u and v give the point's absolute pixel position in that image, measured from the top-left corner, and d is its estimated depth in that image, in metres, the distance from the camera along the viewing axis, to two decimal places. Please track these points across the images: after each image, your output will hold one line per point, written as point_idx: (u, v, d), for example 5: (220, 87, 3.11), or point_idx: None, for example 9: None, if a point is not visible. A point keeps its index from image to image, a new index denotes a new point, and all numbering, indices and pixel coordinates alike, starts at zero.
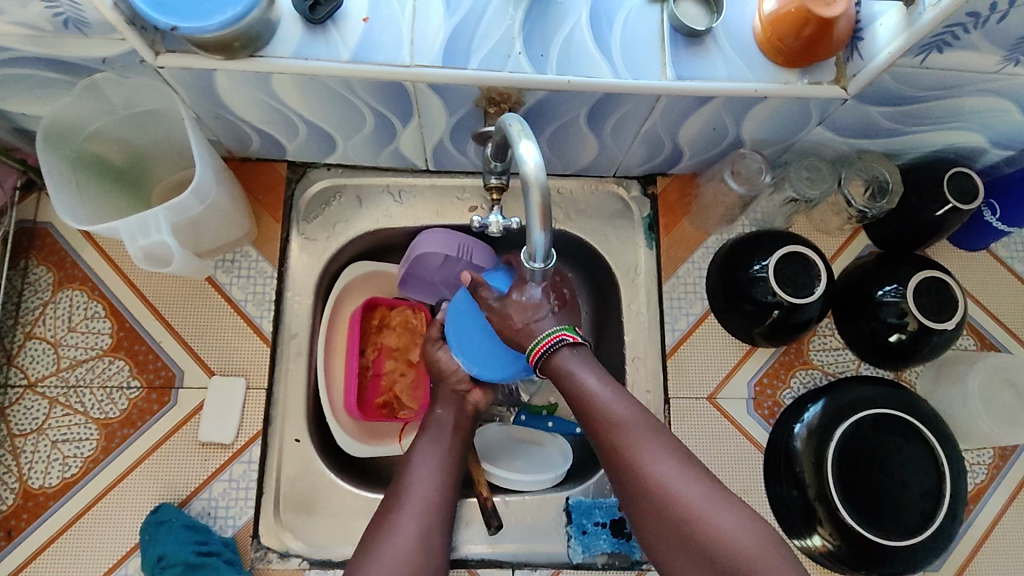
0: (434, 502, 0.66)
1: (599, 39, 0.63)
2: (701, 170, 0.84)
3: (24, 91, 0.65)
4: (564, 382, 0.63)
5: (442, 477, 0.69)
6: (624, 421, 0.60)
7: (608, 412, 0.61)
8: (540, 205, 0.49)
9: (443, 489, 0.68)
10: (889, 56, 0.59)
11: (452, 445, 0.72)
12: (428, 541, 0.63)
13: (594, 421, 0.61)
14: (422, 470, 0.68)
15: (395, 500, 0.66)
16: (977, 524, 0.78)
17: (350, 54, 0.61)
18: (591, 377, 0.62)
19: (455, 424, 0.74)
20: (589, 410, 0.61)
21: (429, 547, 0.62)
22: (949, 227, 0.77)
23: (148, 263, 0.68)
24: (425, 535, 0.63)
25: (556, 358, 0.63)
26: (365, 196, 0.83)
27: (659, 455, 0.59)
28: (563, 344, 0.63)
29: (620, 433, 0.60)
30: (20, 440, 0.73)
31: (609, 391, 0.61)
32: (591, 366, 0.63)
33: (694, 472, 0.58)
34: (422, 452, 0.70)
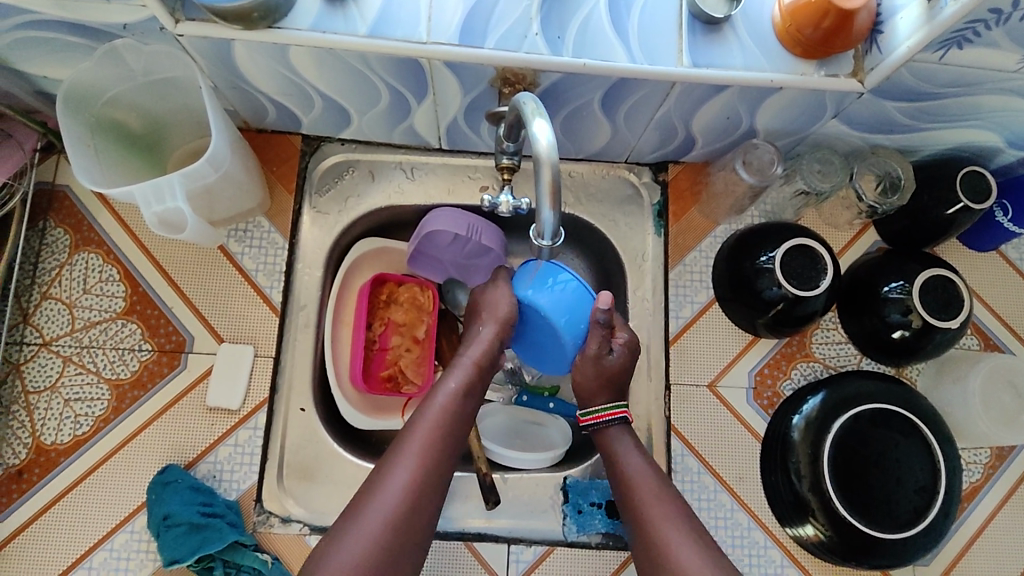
0: (442, 440, 0.65)
1: (617, 22, 0.63)
2: (712, 159, 0.84)
3: (47, 54, 0.65)
4: (610, 456, 0.71)
5: (455, 415, 0.67)
6: (657, 499, 0.66)
7: (645, 494, 0.67)
8: (550, 184, 0.50)
9: (453, 427, 0.67)
10: (908, 50, 0.59)
11: (471, 382, 0.70)
12: (429, 478, 0.63)
13: (630, 496, 0.67)
14: (435, 406, 0.67)
15: (402, 435, 0.65)
16: (970, 522, 0.79)
17: (368, 29, 0.61)
18: (635, 458, 0.69)
19: (478, 362, 0.72)
20: (628, 485, 0.68)
21: (429, 484, 0.63)
22: (959, 226, 0.77)
23: (161, 228, 0.69)
24: (427, 473, 0.63)
25: (608, 433, 0.72)
26: (378, 172, 0.84)
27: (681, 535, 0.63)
28: (619, 420, 0.72)
29: (650, 510, 0.65)
30: (34, 396, 0.75)
31: (649, 472, 0.68)
32: (638, 448, 0.70)
33: (711, 554, 0.62)
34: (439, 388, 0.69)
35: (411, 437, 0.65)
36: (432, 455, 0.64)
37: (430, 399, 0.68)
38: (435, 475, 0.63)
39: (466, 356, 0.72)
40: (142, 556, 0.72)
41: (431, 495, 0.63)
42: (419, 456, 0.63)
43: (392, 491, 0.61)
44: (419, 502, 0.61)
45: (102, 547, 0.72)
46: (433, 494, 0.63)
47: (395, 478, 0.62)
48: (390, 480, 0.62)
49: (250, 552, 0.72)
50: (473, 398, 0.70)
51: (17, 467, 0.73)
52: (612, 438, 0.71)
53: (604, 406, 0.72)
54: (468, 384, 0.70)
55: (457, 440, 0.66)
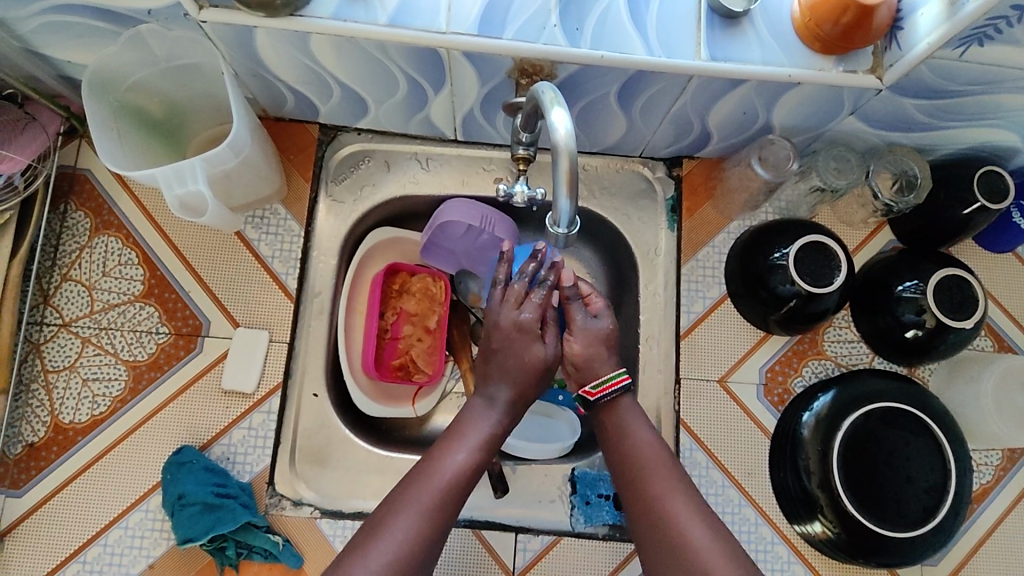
0: (441, 511, 0.62)
1: (636, 15, 0.64)
2: (727, 155, 0.84)
3: (73, 38, 0.67)
4: (615, 429, 0.70)
5: (458, 488, 0.63)
6: (665, 472, 0.66)
7: (645, 459, 0.67)
8: (568, 174, 0.50)
9: (455, 499, 0.63)
10: (929, 46, 0.59)
11: (481, 453, 0.67)
12: (422, 551, 0.60)
13: (634, 469, 0.67)
14: (440, 474, 0.63)
15: (401, 497, 0.62)
16: (980, 523, 0.79)
17: (388, 18, 0.62)
18: (640, 432, 0.69)
19: (490, 435, 0.68)
20: (632, 457, 0.68)
21: (421, 556, 0.59)
22: (976, 226, 0.77)
23: (183, 212, 0.70)
24: (420, 546, 0.59)
25: (614, 401, 0.71)
26: (393, 162, 0.85)
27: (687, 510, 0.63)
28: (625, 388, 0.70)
29: (654, 483, 0.65)
30: (54, 376, 0.76)
31: (654, 446, 0.68)
32: (645, 421, 0.70)
33: (721, 536, 0.61)
34: (447, 455, 0.65)
35: (411, 503, 0.61)
36: (429, 525, 0.60)
37: (436, 466, 0.64)
38: (427, 550, 0.60)
39: (480, 425, 0.68)
40: (156, 534, 0.73)
41: (420, 569, 0.59)
42: (416, 525, 0.60)
43: (383, 557, 0.58)
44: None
45: (117, 525, 0.73)
46: (423, 569, 0.59)
47: (388, 544, 0.58)
48: (383, 543, 0.59)
49: (262, 533, 0.73)
50: (479, 470, 0.66)
51: (35, 445, 0.75)
52: (620, 409, 0.71)
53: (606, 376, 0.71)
54: (478, 455, 0.66)
55: (454, 513, 0.63)
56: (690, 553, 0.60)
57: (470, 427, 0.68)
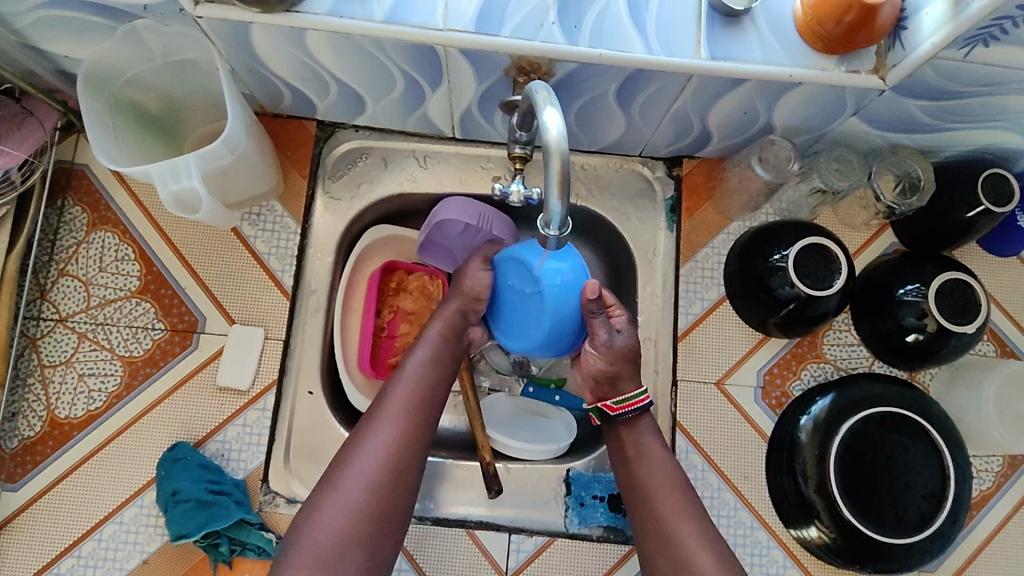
0: (413, 415, 0.66)
1: (635, 13, 0.63)
2: (728, 155, 0.83)
3: (69, 33, 0.66)
4: (629, 448, 0.70)
5: (425, 391, 0.68)
6: (674, 494, 0.66)
7: (652, 475, 0.68)
8: (559, 174, 0.50)
9: (427, 399, 0.68)
10: (933, 47, 0.58)
11: (441, 358, 0.72)
12: (402, 454, 0.64)
13: (645, 492, 0.67)
14: (404, 382, 0.68)
15: (375, 410, 0.66)
16: (979, 529, 0.78)
17: (384, 15, 0.61)
18: (654, 452, 0.69)
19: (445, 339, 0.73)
20: (645, 479, 0.68)
21: (403, 458, 0.64)
22: (980, 229, 0.75)
23: (177, 208, 0.70)
24: (399, 447, 0.64)
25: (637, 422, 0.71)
26: (391, 159, 0.84)
27: (693, 532, 0.64)
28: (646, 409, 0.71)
29: (665, 506, 0.66)
30: (50, 371, 0.76)
31: (668, 467, 0.68)
32: (659, 440, 0.70)
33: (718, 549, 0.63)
34: (407, 363, 0.70)
35: (383, 413, 0.66)
36: (403, 429, 0.65)
37: (399, 376, 0.69)
38: (407, 449, 0.65)
39: (433, 333, 0.74)
40: (150, 530, 0.73)
41: (405, 468, 0.64)
42: (390, 433, 0.65)
43: (366, 466, 0.63)
44: (394, 475, 0.63)
45: (112, 520, 0.73)
46: (409, 468, 0.64)
47: (368, 453, 0.63)
48: (365, 453, 0.63)
49: (255, 531, 0.73)
50: (444, 372, 0.71)
51: (31, 440, 0.75)
52: (637, 429, 0.71)
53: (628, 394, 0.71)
54: (437, 357, 0.72)
55: (429, 414, 0.67)
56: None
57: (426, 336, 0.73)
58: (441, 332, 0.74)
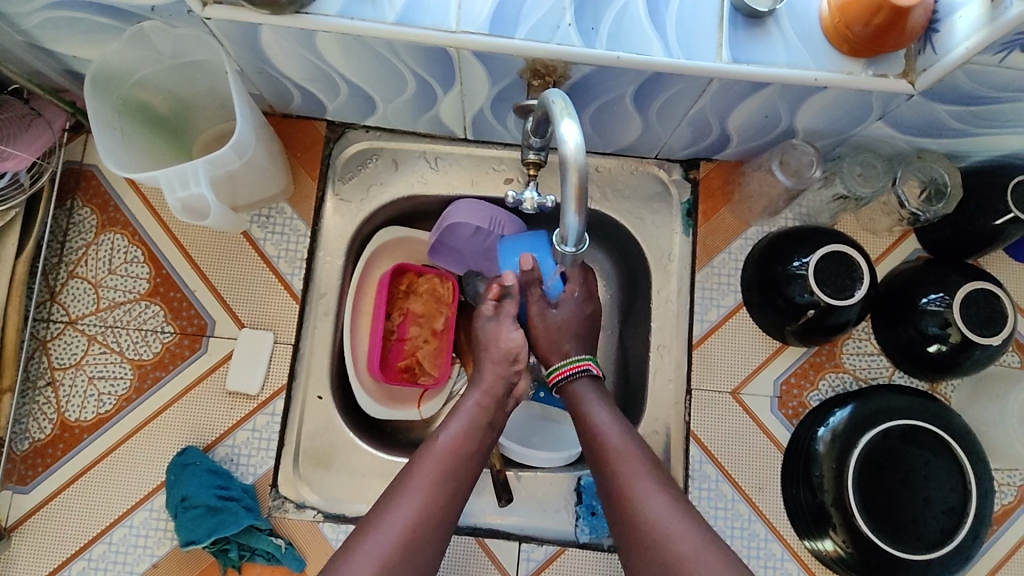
0: (448, 482, 0.63)
1: (654, 14, 0.61)
2: (747, 158, 0.81)
3: (76, 35, 0.65)
4: (576, 408, 0.70)
5: (460, 459, 0.65)
6: (628, 450, 0.65)
7: (610, 446, 0.66)
8: (576, 187, 0.48)
9: (455, 479, 0.64)
10: (966, 51, 0.55)
11: (477, 424, 0.68)
12: (431, 520, 0.61)
13: (601, 455, 0.66)
14: (438, 448, 0.65)
15: (403, 478, 0.63)
16: (999, 544, 0.76)
17: (396, 16, 0.59)
18: (599, 410, 0.68)
19: (484, 409, 0.70)
20: (597, 443, 0.66)
21: (432, 526, 0.61)
22: (1007, 238, 0.73)
23: (185, 214, 0.69)
24: (426, 516, 0.61)
25: (574, 384, 0.71)
26: (401, 160, 0.83)
27: (653, 489, 0.62)
28: (585, 373, 0.71)
29: (619, 466, 0.64)
30: (60, 373, 0.76)
31: (614, 424, 0.67)
32: (602, 399, 0.70)
33: (699, 530, 0.60)
34: (442, 431, 0.67)
35: (412, 478, 0.63)
36: (436, 494, 0.62)
37: (432, 443, 0.66)
38: (437, 518, 0.61)
39: (473, 401, 0.70)
40: (160, 534, 0.73)
41: (434, 534, 0.61)
42: (419, 498, 0.61)
43: (390, 531, 0.59)
44: (419, 541, 0.60)
45: (121, 523, 0.73)
46: (435, 536, 0.61)
47: (393, 518, 0.60)
48: (388, 520, 0.60)
49: (264, 536, 0.72)
50: (479, 439, 0.68)
51: (41, 442, 0.75)
52: (578, 390, 0.71)
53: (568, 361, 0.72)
54: (474, 425, 0.68)
55: (463, 479, 0.64)
56: (669, 550, 0.58)
57: (464, 405, 0.70)
58: (480, 403, 0.70)
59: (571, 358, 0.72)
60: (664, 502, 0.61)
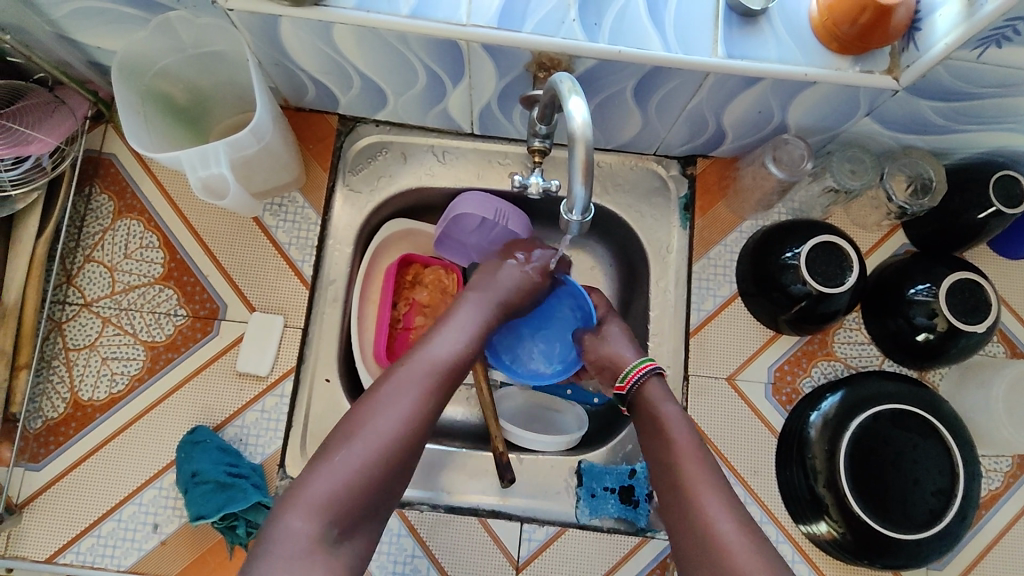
0: (434, 382, 0.66)
1: (654, 12, 0.64)
2: (741, 155, 0.85)
3: (102, 26, 0.69)
4: (648, 405, 0.70)
5: (452, 364, 0.68)
6: (692, 447, 0.65)
7: (679, 445, 0.66)
8: (583, 162, 0.51)
9: (444, 379, 0.67)
10: (946, 48, 0.59)
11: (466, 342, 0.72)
12: (417, 420, 0.63)
13: (667, 452, 0.66)
14: (430, 354, 0.68)
15: (394, 376, 0.65)
16: (987, 529, 0.78)
17: (410, 10, 0.63)
18: (672, 412, 0.69)
19: (475, 327, 0.74)
20: (665, 438, 0.67)
21: (419, 424, 0.63)
22: (990, 231, 0.77)
23: (204, 195, 0.72)
24: (415, 420, 0.63)
25: (647, 386, 0.72)
26: (410, 154, 0.86)
27: (707, 479, 0.63)
28: (654, 373, 0.72)
29: (687, 465, 0.64)
30: (74, 353, 0.78)
31: (681, 423, 0.67)
32: (673, 399, 0.70)
33: (748, 529, 0.59)
34: (435, 342, 0.70)
35: (402, 378, 0.65)
36: (424, 394, 0.65)
37: (425, 351, 0.68)
38: (421, 423, 0.63)
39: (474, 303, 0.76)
40: (169, 512, 0.75)
41: (418, 437, 0.63)
42: (409, 399, 0.63)
43: (376, 430, 0.61)
44: (410, 441, 0.62)
45: (131, 501, 0.75)
46: (419, 438, 0.63)
47: (379, 422, 0.61)
48: (378, 419, 0.61)
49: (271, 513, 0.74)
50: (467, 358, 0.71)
51: (54, 421, 0.76)
52: (650, 392, 0.71)
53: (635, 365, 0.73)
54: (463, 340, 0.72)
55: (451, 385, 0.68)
56: (723, 555, 0.57)
57: (455, 322, 0.73)
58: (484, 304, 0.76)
59: (635, 364, 0.74)
60: (716, 497, 0.61)
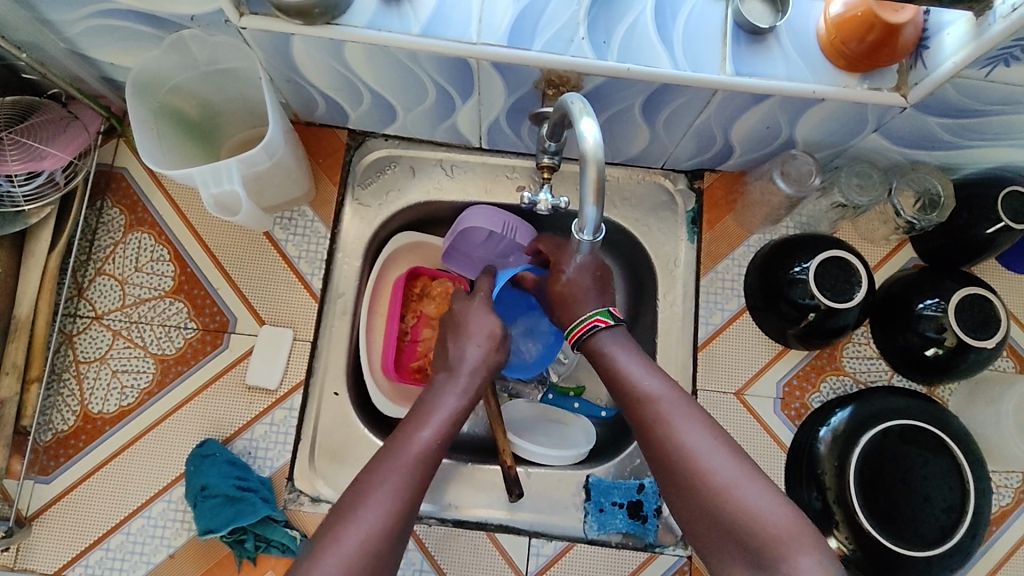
0: (413, 477, 0.62)
1: (663, 30, 0.65)
2: (749, 169, 0.85)
3: (117, 43, 0.70)
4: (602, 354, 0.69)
5: (428, 458, 0.64)
6: (658, 393, 0.65)
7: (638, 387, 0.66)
8: (594, 181, 0.52)
9: (421, 476, 0.62)
10: (954, 66, 0.59)
11: (446, 424, 0.67)
12: (393, 526, 0.58)
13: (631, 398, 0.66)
14: (408, 445, 0.64)
15: (370, 477, 0.61)
16: (998, 545, 0.78)
17: (421, 28, 0.63)
18: (622, 354, 0.69)
19: (454, 412, 0.69)
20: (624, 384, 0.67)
21: (395, 527, 0.58)
22: (999, 246, 0.76)
23: (216, 210, 0.73)
24: (392, 524, 0.58)
25: (593, 336, 0.70)
26: (418, 168, 0.86)
27: (685, 424, 0.62)
28: (598, 328, 0.70)
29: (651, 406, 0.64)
30: (84, 366, 0.79)
31: (642, 364, 0.67)
32: (623, 341, 0.70)
33: (737, 470, 0.59)
34: (413, 430, 0.65)
35: (378, 478, 0.61)
36: (404, 489, 0.60)
37: (405, 440, 0.64)
38: (400, 524, 0.59)
39: (450, 396, 0.70)
40: (177, 525, 0.75)
41: (397, 541, 0.59)
42: (385, 500, 0.59)
43: (355, 535, 0.56)
44: (387, 547, 0.58)
45: (141, 514, 0.75)
46: (402, 534, 0.59)
47: (357, 528, 0.57)
48: (354, 526, 0.57)
49: (280, 528, 0.74)
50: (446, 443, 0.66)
51: (64, 433, 0.77)
52: (595, 339, 0.70)
53: (580, 320, 0.71)
54: (445, 422, 0.67)
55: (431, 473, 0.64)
56: (720, 496, 0.57)
57: (431, 413, 0.68)
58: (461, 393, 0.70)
59: (579, 318, 0.71)
60: (702, 437, 0.61)
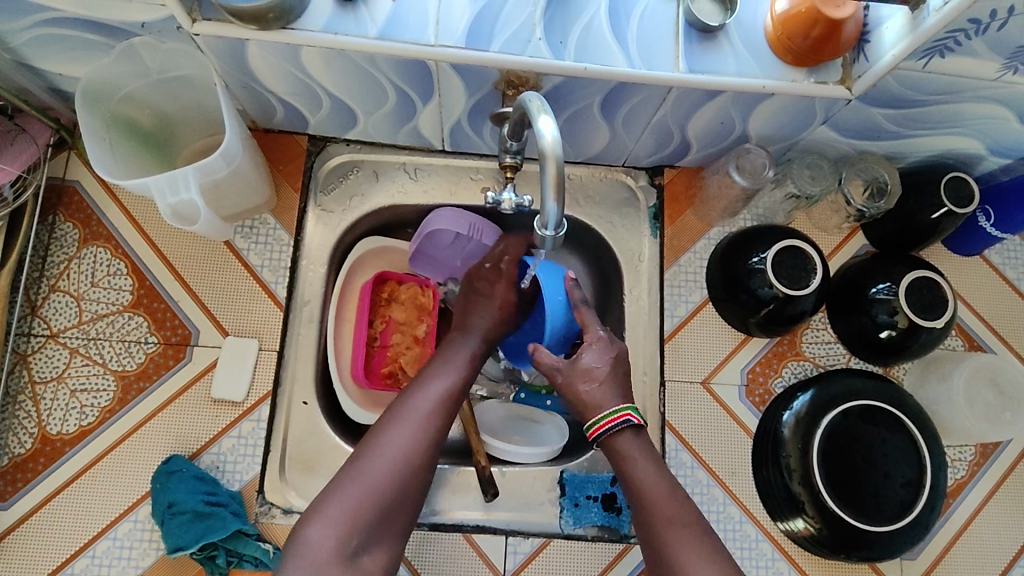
0: (434, 418, 0.69)
1: (617, 29, 0.66)
2: (706, 164, 0.88)
3: (64, 53, 0.68)
4: (623, 470, 0.67)
5: (440, 404, 0.70)
6: (673, 521, 0.64)
7: (658, 504, 0.65)
8: (555, 178, 0.52)
9: (436, 421, 0.69)
10: (893, 58, 0.62)
11: (462, 376, 0.74)
12: (406, 469, 0.66)
13: (646, 510, 0.65)
14: (430, 390, 0.71)
15: (396, 412, 0.69)
16: (955, 517, 0.81)
17: (378, 31, 0.63)
18: (647, 465, 0.67)
19: (469, 358, 0.76)
20: (643, 496, 0.66)
21: (409, 470, 0.66)
22: (944, 230, 0.80)
23: (175, 221, 0.72)
24: (407, 461, 0.66)
25: (616, 436, 0.68)
26: (381, 172, 0.86)
27: (695, 556, 0.62)
28: (626, 425, 0.68)
29: (665, 529, 0.64)
30: (41, 387, 0.76)
31: (661, 488, 0.66)
32: (649, 453, 0.68)
33: None
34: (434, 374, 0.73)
35: (394, 426, 0.68)
36: (421, 436, 0.67)
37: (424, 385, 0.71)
38: (416, 467, 0.66)
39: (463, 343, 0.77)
40: (144, 545, 0.73)
41: (413, 483, 0.66)
42: (411, 432, 0.67)
43: (382, 468, 0.65)
44: (400, 486, 0.65)
45: (105, 536, 0.73)
46: (424, 471, 0.67)
47: (374, 472, 0.64)
48: (369, 469, 0.65)
49: (252, 541, 0.73)
50: (463, 390, 0.73)
51: (21, 457, 0.74)
52: (619, 443, 0.68)
53: (612, 410, 0.68)
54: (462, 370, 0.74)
55: (451, 413, 0.71)
56: None
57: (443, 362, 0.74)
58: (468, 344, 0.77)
59: (610, 411, 0.68)
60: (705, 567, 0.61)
